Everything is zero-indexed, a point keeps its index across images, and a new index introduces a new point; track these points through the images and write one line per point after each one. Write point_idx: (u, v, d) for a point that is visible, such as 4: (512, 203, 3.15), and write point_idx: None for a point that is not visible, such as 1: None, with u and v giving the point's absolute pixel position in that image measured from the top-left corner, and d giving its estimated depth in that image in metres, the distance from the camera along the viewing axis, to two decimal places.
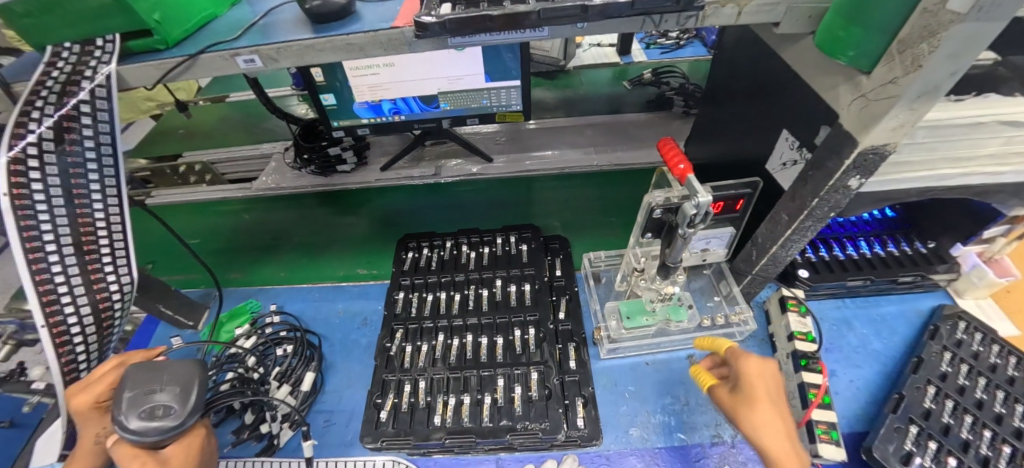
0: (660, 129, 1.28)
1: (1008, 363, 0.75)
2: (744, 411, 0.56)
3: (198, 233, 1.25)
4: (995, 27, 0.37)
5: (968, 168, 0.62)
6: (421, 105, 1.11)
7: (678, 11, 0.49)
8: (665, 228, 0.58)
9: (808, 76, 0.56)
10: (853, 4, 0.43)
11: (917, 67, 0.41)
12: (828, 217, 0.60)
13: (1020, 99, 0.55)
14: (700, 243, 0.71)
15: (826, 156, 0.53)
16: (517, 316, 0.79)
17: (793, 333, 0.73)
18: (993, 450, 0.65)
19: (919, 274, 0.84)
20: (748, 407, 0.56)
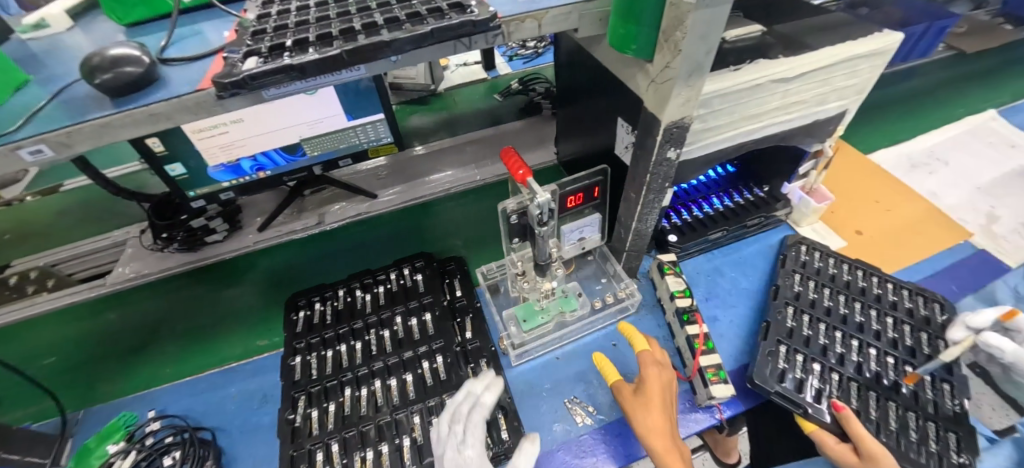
0: (535, 133, 1.35)
1: (840, 271, 0.90)
2: (647, 408, 0.63)
3: (44, 350, 1.06)
4: (721, 10, 0.44)
5: (764, 122, 0.73)
6: (285, 156, 1.06)
7: (481, 32, 0.53)
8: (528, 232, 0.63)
9: (615, 69, 0.63)
10: (623, 5, 0.49)
11: (678, 51, 0.47)
12: (666, 188, 0.66)
13: (781, 60, 0.66)
14: (575, 234, 0.76)
15: (645, 136, 0.59)
16: (423, 347, 0.79)
17: (675, 293, 0.80)
18: (844, 347, 0.77)
19: (762, 216, 0.98)
20: (650, 406, 0.63)
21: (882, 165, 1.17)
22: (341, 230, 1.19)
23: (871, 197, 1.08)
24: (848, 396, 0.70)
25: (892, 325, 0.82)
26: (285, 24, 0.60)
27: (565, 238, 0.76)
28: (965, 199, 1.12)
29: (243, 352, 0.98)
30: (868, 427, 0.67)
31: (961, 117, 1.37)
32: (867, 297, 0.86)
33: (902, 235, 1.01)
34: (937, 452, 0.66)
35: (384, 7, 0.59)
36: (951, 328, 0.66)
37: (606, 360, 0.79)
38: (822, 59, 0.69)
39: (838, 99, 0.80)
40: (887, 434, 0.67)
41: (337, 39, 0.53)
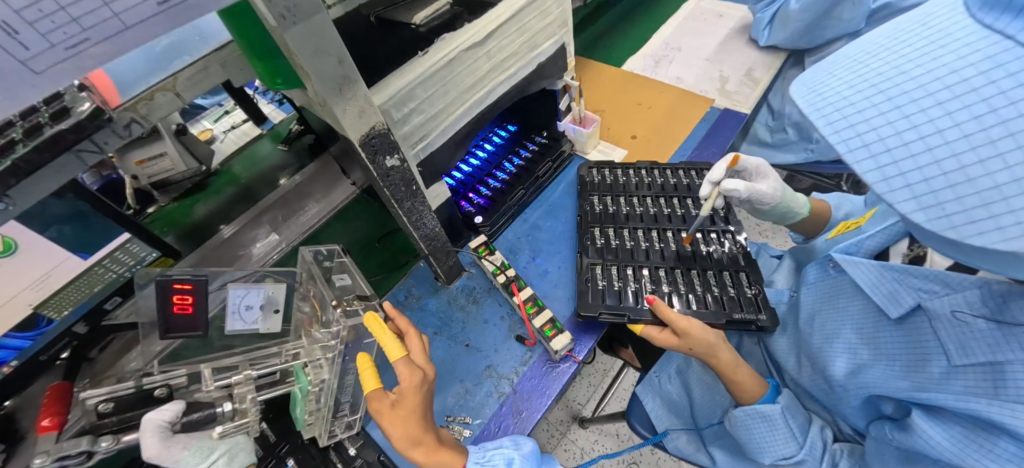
0: (333, 170, 1.24)
1: (629, 174, 1.01)
2: (396, 424, 0.57)
3: None
4: (321, 20, 0.42)
5: (485, 87, 0.75)
6: (24, 334, 0.74)
7: (91, 134, 0.45)
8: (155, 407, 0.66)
9: (302, 101, 0.58)
10: (246, 37, 0.46)
11: (307, 74, 0.44)
12: (416, 190, 0.65)
13: (462, 29, 0.68)
14: (244, 313, 0.71)
15: (355, 157, 0.57)
16: (271, 459, 0.71)
17: (493, 272, 0.82)
18: (645, 241, 0.89)
19: (552, 161, 1.03)
20: (401, 424, 0.58)
21: (634, 71, 1.31)
22: None
23: (634, 102, 1.21)
24: (658, 284, 0.81)
25: (678, 204, 0.94)
26: None
27: (237, 322, 0.71)
28: (702, 72, 1.30)
29: None
30: (679, 301, 0.79)
31: (680, 5, 1.59)
32: (655, 189, 0.97)
33: (667, 125, 1.15)
34: (735, 293, 0.79)
35: None
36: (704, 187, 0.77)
37: (465, 365, 0.78)
38: (503, 12, 0.72)
39: (547, 38, 0.86)
40: (694, 297, 0.80)
41: None
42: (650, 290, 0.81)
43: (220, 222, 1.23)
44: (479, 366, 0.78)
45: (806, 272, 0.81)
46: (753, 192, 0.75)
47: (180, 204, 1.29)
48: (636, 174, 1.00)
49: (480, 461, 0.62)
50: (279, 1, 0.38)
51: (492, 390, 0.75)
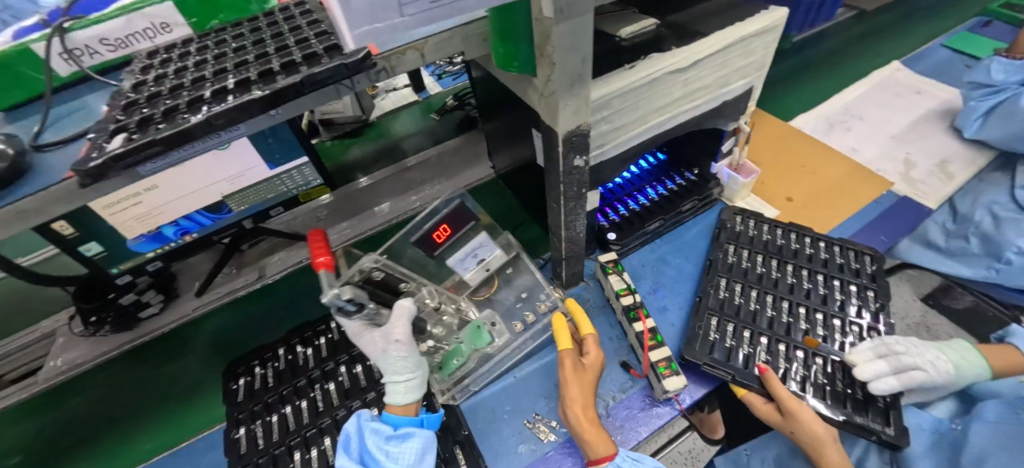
0: (474, 150, 1.32)
1: (775, 235, 0.96)
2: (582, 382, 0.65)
3: None
4: (586, 20, 0.45)
5: (669, 113, 0.75)
6: (210, 215, 1.01)
7: (355, 73, 0.52)
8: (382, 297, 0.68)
9: (512, 85, 0.63)
10: (499, 25, 0.49)
11: (553, 65, 0.47)
12: (583, 194, 0.66)
13: (672, 53, 0.68)
14: (469, 261, 0.74)
15: (548, 149, 0.59)
16: (371, 393, 0.77)
17: (618, 292, 0.80)
18: (774, 310, 0.84)
19: (697, 199, 1.00)
20: (583, 386, 0.65)
21: (803, 130, 1.22)
22: (283, 281, 1.14)
23: (797, 163, 1.12)
24: (774, 356, 0.77)
25: (822, 282, 0.88)
26: (160, 89, 0.58)
27: (460, 268, 0.74)
28: (882, 150, 1.17)
29: (188, 429, 0.92)
30: (797, 383, 0.74)
31: (871, 72, 1.44)
32: (798, 257, 0.92)
33: (832, 196, 1.05)
34: (861, 396, 0.73)
35: (262, 61, 0.57)
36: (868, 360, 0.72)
37: None
38: (713, 45, 0.71)
39: (740, 78, 0.82)
40: (813, 385, 0.74)
41: (211, 101, 0.50)
42: (764, 359, 0.77)
43: (366, 167, 1.37)
44: None
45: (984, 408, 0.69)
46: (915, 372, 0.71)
47: (337, 143, 1.46)
48: (782, 236, 0.95)
49: (632, 458, 0.61)
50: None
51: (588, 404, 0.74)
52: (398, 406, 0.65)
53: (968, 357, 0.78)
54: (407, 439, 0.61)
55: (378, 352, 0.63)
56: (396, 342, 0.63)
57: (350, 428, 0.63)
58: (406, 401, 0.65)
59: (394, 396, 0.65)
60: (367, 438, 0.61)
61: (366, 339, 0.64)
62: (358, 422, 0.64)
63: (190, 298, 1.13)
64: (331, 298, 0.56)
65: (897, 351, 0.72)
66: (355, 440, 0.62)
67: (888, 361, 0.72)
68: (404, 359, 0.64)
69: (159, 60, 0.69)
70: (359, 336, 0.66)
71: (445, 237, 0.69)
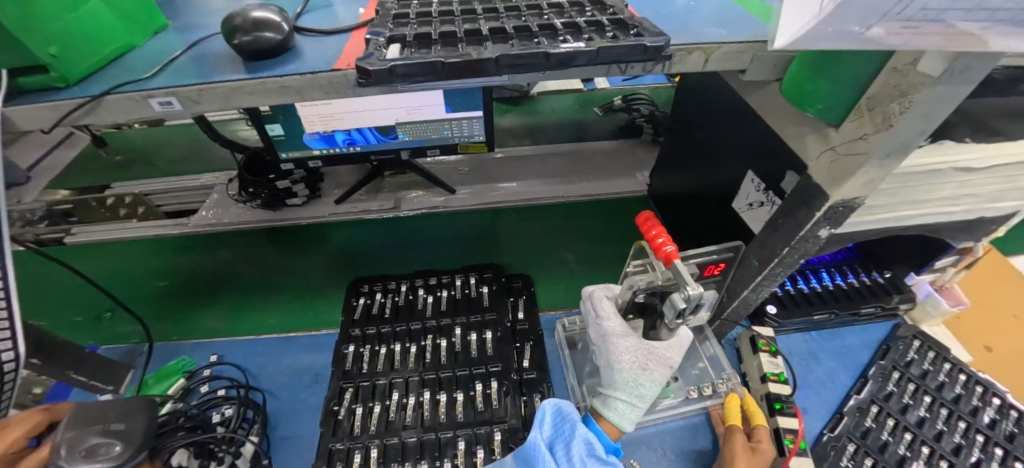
0: (627, 159, 1.26)
1: (956, 381, 0.80)
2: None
3: (113, 277, 1.09)
4: (964, 88, 0.37)
5: (923, 208, 0.63)
6: (377, 135, 1.05)
7: (646, 59, 0.46)
8: (649, 309, 0.56)
9: (775, 121, 0.55)
10: (823, 58, 0.43)
11: (888, 126, 0.40)
12: (798, 264, 0.58)
13: (974, 145, 0.56)
14: None
15: (797, 206, 0.52)
16: (478, 367, 0.76)
17: (766, 375, 0.71)
18: (931, 465, 0.70)
19: (880, 306, 0.86)
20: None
21: None
22: (412, 219, 1.18)
23: (1010, 310, 0.93)
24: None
25: (999, 457, 0.71)
26: (427, 10, 0.57)
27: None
28: None
29: (298, 323, 0.98)
30: None
31: None
32: (978, 418, 0.75)
33: None
34: None
35: (536, 13, 0.53)
36: None
37: (680, 434, 0.72)
38: (1022, 152, 0.58)
39: (1017, 197, 0.68)
40: None
41: (489, 40, 0.48)
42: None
43: (515, 138, 1.36)
44: (691, 445, 0.70)
45: None
46: None
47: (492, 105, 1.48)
48: (966, 386, 0.79)
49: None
50: (968, 58, 0.33)
51: None
52: (615, 426, 0.56)
53: None
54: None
55: (638, 367, 0.53)
56: (666, 367, 0.54)
57: (555, 407, 0.48)
58: (626, 428, 0.55)
59: (613, 411, 0.55)
60: (575, 439, 0.46)
61: (630, 345, 0.54)
62: (567, 409, 0.48)
63: (328, 201, 1.20)
64: (696, 292, 0.44)
65: None
66: (552, 425, 0.48)
67: None
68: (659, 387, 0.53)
69: None
70: (620, 336, 0.55)
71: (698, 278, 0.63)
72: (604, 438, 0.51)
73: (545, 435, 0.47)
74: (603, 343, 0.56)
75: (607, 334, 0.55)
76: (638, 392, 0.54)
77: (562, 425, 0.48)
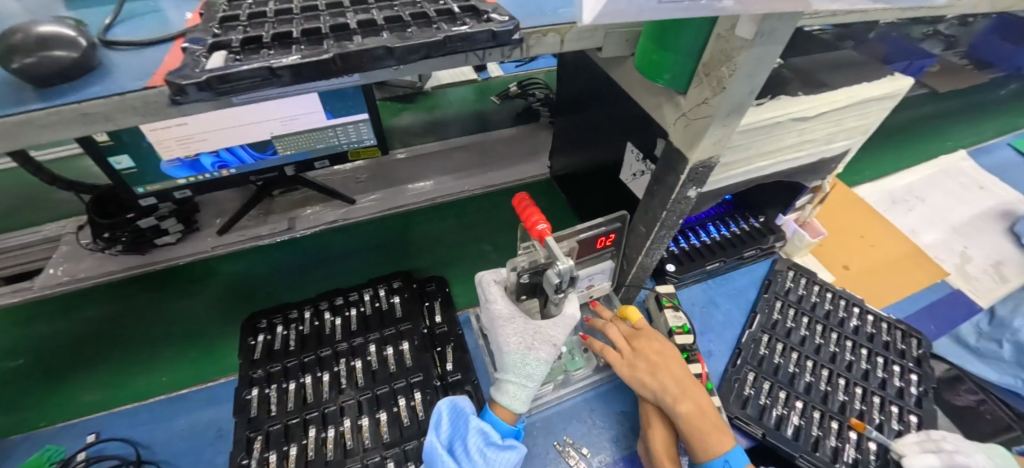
0: (528, 144, 1.28)
1: (825, 299, 0.92)
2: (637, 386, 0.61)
3: None
4: (775, 48, 0.40)
5: (774, 158, 0.71)
6: (252, 153, 0.95)
7: (498, 45, 0.46)
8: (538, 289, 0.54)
9: (636, 94, 0.58)
10: (661, 30, 0.45)
11: (722, 88, 0.43)
12: (677, 224, 0.62)
13: (802, 99, 0.64)
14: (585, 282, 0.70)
15: (665, 172, 0.55)
16: (398, 381, 0.73)
17: (673, 329, 0.76)
18: (815, 376, 0.80)
19: (758, 248, 0.96)
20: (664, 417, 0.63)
21: (866, 200, 1.19)
22: (309, 238, 1.09)
23: (857, 232, 1.10)
24: (809, 423, 0.74)
25: (865, 356, 0.84)
26: (262, 11, 0.52)
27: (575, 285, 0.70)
28: (939, 238, 1.16)
29: (192, 375, 0.87)
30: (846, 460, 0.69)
31: (935, 156, 1.43)
32: (844, 327, 0.88)
33: (889, 273, 1.03)
34: None
35: (383, 5, 0.50)
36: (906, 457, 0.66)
37: (605, 400, 0.74)
38: (839, 100, 0.68)
39: (844, 138, 0.79)
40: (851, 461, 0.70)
41: (330, 38, 0.45)
42: (799, 424, 0.73)
43: (413, 137, 1.31)
44: (616, 408, 0.74)
45: None
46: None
47: (385, 105, 1.41)
48: (832, 302, 0.91)
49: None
50: (772, 20, 0.37)
51: (619, 435, 0.71)
52: (508, 410, 0.51)
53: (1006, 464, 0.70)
54: (509, 450, 0.50)
55: (523, 346, 0.50)
56: (552, 344, 0.51)
57: (446, 409, 0.51)
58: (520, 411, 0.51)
59: (504, 395, 0.51)
60: (471, 434, 0.50)
61: (516, 327, 0.51)
62: (458, 405, 0.52)
63: (211, 233, 1.08)
64: (567, 266, 0.45)
65: (947, 449, 0.66)
66: (450, 426, 0.51)
67: (938, 456, 0.65)
68: (547, 365, 0.50)
69: None
70: (506, 319, 0.51)
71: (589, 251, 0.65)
72: (501, 426, 0.52)
73: (443, 439, 0.50)
74: (493, 328, 0.53)
75: (493, 318, 0.52)
76: (524, 372, 0.50)
77: (459, 422, 0.52)
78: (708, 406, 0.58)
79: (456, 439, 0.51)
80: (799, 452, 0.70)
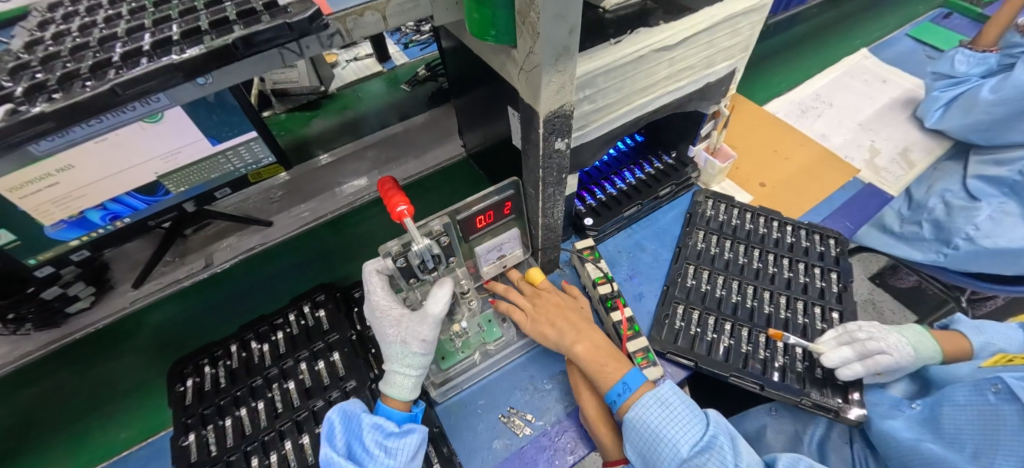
0: (443, 126, 1.24)
1: (745, 220, 0.95)
2: (544, 340, 0.68)
3: None
4: None
5: (653, 92, 0.70)
6: (144, 198, 0.88)
7: (302, 37, 0.44)
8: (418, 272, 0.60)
9: (487, 57, 0.57)
10: None
11: (537, 34, 0.41)
12: (562, 179, 0.61)
13: (660, 28, 0.63)
14: (493, 253, 0.69)
15: (528, 129, 0.54)
16: (334, 392, 0.72)
17: (595, 280, 0.77)
18: (741, 294, 0.83)
19: (674, 184, 0.98)
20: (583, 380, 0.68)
21: (776, 115, 1.22)
22: (231, 270, 1.05)
23: (770, 148, 1.12)
24: (739, 341, 0.77)
25: (787, 265, 0.88)
26: (58, 50, 0.48)
27: (482, 259, 0.69)
28: (849, 137, 1.21)
29: (133, 436, 0.84)
30: (773, 369, 0.73)
31: (839, 60, 1.46)
32: (765, 241, 0.91)
33: (803, 181, 1.06)
34: (822, 373, 0.73)
35: (187, 18, 0.48)
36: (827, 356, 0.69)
37: (543, 363, 0.74)
38: (703, 20, 0.66)
39: (725, 59, 0.78)
40: (778, 368, 0.74)
41: (121, 65, 0.42)
42: (729, 345, 0.76)
43: (325, 143, 1.26)
44: (556, 368, 0.74)
45: (955, 389, 0.65)
46: (864, 355, 0.69)
47: (292, 116, 1.34)
48: (751, 221, 0.94)
49: (660, 401, 0.60)
50: None
51: (561, 393, 0.71)
52: (398, 400, 0.62)
53: (922, 340, 0.74)
54: (406, 435, 0.59)
55: (397, 340, 0.60)
56: (420, 340, 0.59)
57: (336, 428, 0.58)
58: (405, 396, 0.62)
59: (392, 386, 0.62)
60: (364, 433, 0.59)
61: (393, 318, 0.62)
62: (346, 419, 0.59)
63: (127, 288, 1.02)
64: (421, 245, 0.56)
65: (861, 337, 0.71)
66: (344, 431, 0.59)
67: (852, 347, 0.70)
68: (418, 357, 0.60)
69: (61, 13, 0.56)
70: (382, 315, 0.62)
71: (485, 224, 0.64)
72: (393, 414, 0.62)
73: (342, 450, 0.58)
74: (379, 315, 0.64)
75: (374, 309, 0.62)
76: (402, 362, 0.61)
77: (351, 426, 0.60)
78: (603, 343, 0.67)
79: (354, 442, 0.59)
80: (730, 372, 0.73)
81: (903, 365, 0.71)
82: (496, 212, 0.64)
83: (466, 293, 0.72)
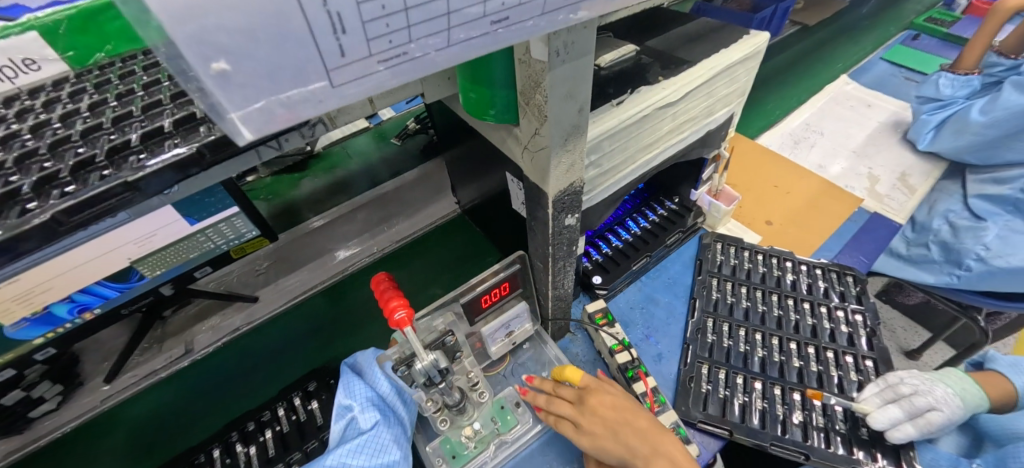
0: (433, 181, 1.21)
1: (758, 263, 0.91)
2: (606, 453, 0.57)
3: None
4: (584, 64, 0.36)
5: (657, 148, 0.67)
6: (116, 285, 0.79)
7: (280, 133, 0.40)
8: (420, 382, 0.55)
9: (482, 130, 0.53)
10: (469, 70, 0.39)
11: (544, 117, 0.37)
12: (572, 250, 0.57)
13: (661, 86, 0.60)
14: (501, 332, 0.63)
15: (534, 207, 0.50)
16: None
17: (612, 348, 0.72)
18: (766, 348, 0.78)
19: (680, 231, 0.94)
20: None
21: (770, 148, 1.22)
22: (215, 355, 0.98)
23: (771, 184, 1.11)
24: (772, 403, 0.71)
25: (809, 311, 0.83)
26: (5, 158, 0.42)
27: (490, 339, 0.63)
28: (846, 165, 1.20)
29: None
30: (815, 433, 0.67)
31: (822, 87, 1.48)
32: (782, 286, 0.87)
33: (807, 215, 1.04)
34: (869, 435, 0.67)
35: (152, 114, 0.44)
36: (874, 416, 0.64)
37: (562, 449, 0.67)
38: (703, 73, 0.64)
39: (724, 106, 0.76)
40: (822, 432, 0.68)
41: (73, 179, 0.37)
42: (763, 408, 0.70)
43: (313, 205, 1.20)
44: (577, 454, 0.66)
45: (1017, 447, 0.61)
46: (915, 414, 0.64)
47: (278, 179, 1.29)
48: (765, 265, 0.90)
49: None
50: (562, 36, 0.31)
51: None
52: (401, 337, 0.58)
53: (967, 389, 0.69)
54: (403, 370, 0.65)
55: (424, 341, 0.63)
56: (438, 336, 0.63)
57: (358, 355, 0.67)
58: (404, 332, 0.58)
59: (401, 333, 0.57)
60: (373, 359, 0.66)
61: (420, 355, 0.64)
62: (370, 349, 0.68)
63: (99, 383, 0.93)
64: (425, 361, 0.51)
65: (905, 393, 0.66)
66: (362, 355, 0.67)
67: (899, 406, 0.64)
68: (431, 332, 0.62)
69: (16, 108, 0.51)
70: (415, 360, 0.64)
71: (489, 303, 0.59)
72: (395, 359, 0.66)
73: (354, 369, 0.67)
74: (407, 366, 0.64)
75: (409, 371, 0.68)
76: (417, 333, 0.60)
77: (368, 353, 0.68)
78: (681, 456, 0.56)
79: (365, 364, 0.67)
80: (769, 441, 0.67)
81: (955, 422, 0.66)
82: (502, 291, 0.59)
83: (475, 383, 0.67)
